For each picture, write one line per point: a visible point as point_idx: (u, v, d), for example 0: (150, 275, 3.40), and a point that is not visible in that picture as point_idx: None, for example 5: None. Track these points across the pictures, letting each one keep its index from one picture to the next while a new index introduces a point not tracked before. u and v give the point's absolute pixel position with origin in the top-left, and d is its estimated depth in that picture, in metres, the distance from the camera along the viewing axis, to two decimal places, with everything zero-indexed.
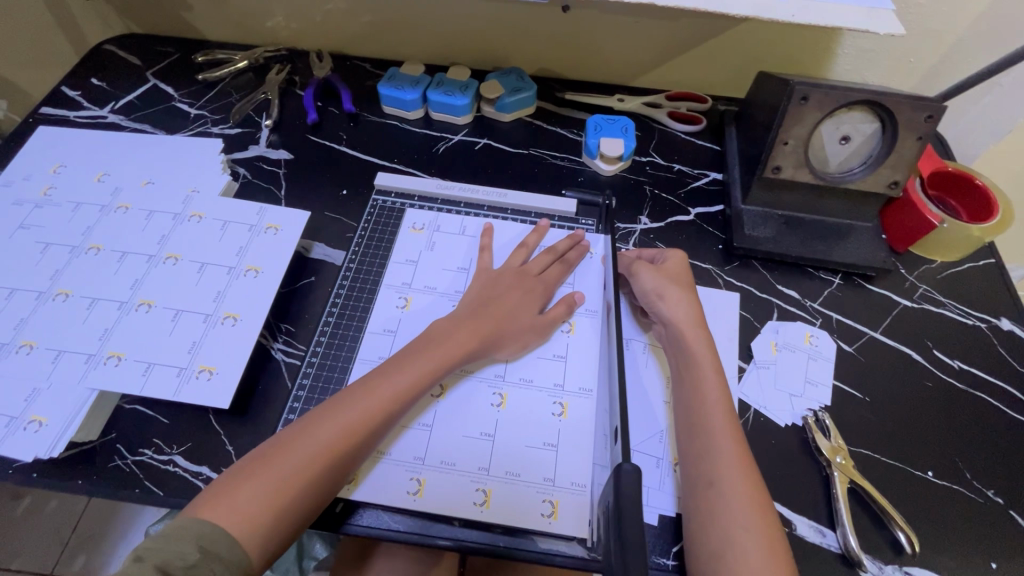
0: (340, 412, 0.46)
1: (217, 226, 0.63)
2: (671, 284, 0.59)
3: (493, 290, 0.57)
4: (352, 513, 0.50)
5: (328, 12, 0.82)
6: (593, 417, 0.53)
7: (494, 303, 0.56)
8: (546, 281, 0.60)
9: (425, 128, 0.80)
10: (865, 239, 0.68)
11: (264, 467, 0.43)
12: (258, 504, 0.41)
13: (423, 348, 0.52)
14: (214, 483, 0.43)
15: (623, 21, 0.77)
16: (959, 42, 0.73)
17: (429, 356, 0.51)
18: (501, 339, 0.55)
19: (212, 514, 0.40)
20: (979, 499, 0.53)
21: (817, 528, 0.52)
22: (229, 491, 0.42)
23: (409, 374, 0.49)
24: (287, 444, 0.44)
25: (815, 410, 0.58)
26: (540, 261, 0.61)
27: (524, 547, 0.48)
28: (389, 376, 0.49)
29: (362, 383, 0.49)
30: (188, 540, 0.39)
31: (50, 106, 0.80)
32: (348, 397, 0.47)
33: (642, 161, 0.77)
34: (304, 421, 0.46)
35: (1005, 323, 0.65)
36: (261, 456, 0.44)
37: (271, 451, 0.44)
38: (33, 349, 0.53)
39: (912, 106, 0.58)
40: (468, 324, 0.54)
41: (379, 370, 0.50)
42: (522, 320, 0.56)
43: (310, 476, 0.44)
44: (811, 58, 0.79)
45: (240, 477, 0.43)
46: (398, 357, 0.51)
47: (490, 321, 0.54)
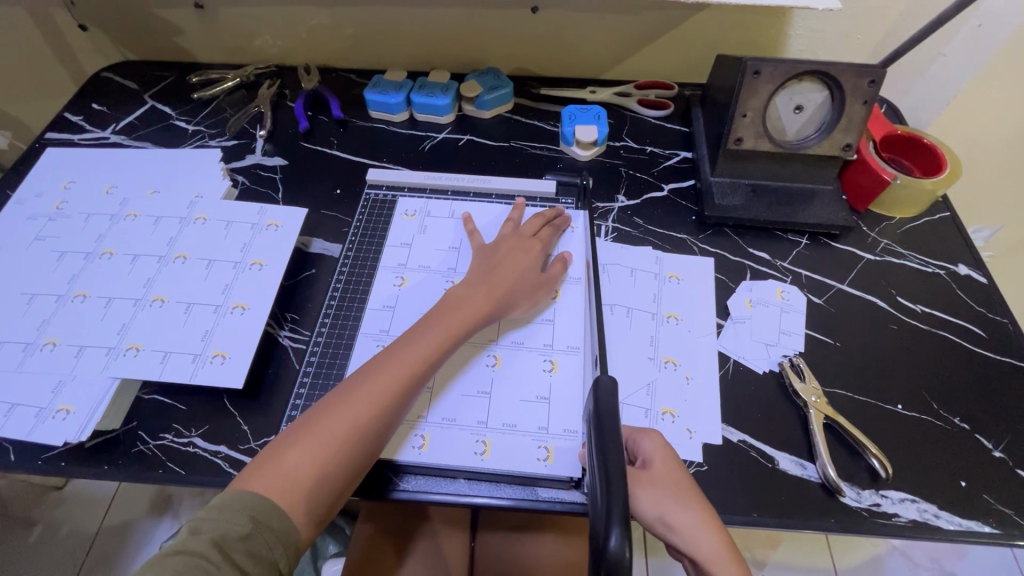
0: (371, 382, 0.50)
1: (221, 227, 0.67)
2: (680, 506, 0.47)
3: (492, 259, 0.62)
4: (377, 480, 0.53)
5: (312, 28, 0.88)
6: (581, 371, 0.57)
7: (497, 269, 0.60)
8: (541, 242, 0.64)
9: (411, 129, 0.85)
10: (827, 201, 0.73)
11: (303, 440, 0.47)
12: (301, 471, 0.45)
13: (441, 318, 0.55)
14: (260, 456, 0.47)
15: (590, 18, 0.83)
16: (899, 16, 0.80)
17: (447, 323, 0.55)
18: (515, 299, 0.59)
19: (260, 483, 0.45)
20: (947, 426, 0.57)
21: (798, 461, 0.55)
22: (273, 462, 0.46)
23: (429, 343, 0.53)
24: (321, 418, 0.48)
25: (790, 356, 0.62)
26: (532, 229, 0.66)
27: (527, 498, 0.52)
28: (412, 346, 0.53)
29: (387, 356, 0.52)
30: (239, 513, 0.43)
31: (55, 131, 0.85)
32: (376, 369, 0.51)
33: (616, 145, 0.83)
34: (334, 395, 0.50)
35: (962, 269, 0.70)
36: (300, 429, 0.48)
37: (309, 424, 0.48)
38: (56, 346, 0.57)
39: (855, 73, 0.64)
40: (475, 290, 0.58)
41: (404, 341, 0.54)
42: (528, 282, 0.60)
43: (349, 445, 0.47)
44: (766, 41, 0.85)
45: (282, 448, 0.47)
46: (420, 327, 0.55)
47: (501, 284, 0.59)
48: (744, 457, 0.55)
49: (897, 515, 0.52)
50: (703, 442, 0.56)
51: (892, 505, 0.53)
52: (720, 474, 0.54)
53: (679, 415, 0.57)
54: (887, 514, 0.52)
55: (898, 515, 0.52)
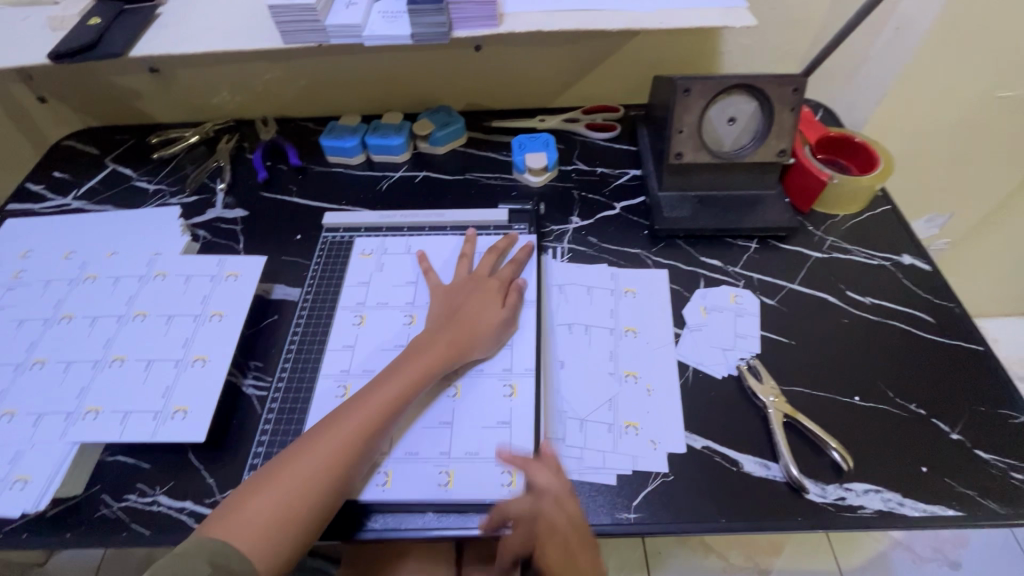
0: (334, 428, 0.51)
1: (181, 281, 0.68)
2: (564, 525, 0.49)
3: (457, 301, 0.63)
4: (346, 526, 0.52)
5: (266, 81, 0.90)
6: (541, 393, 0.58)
7: (458, 312, 0.62)
8: (497, 278, 0.65)
9: (368, 170, 0.87)
10: (771, 205, 0.75)
11: (265, 487, 0.47)
12: (263, 518, 0.45)
13: (407, 361, 0.57)
14: (223, 505, 0.47)
15: (531, 51, 0.87)
16: (821, 27, 0.84)
17: (413, 365, 0.56)
18: (477, 341, 0.59)
19: (221, 530, 0.45)
20: (904, 413, 0.58)
21: (761, 462, 0.56)
22: (235, 511, 0.46)
23: (394, 385, 0.54)
24: (284, 466, 0.48)
25: (746, 359, 0.63)
26: (486, 263, 0.67)
27: (497, 526, 0.52)
28: (379, 389, 0.54)
29: (352, 401, 0.53)
30: (198, 558, 0.42)
31: (16, 201, 0.86)
32: (341, 415, 0.52)
33: (568, 169, 0.85)
34: (300, 441, 0.51)
35: (906, 259, 0.72)
36: (266, 476, 0.48)
37: (275, 470, 0.48)
38: (14, 416, 0.57)
39: (779, 84, 0.67)
40: (439, 335, 0.59)
41: (370, 386, 0.55)
42: (488, 318, 0.61)
43: (312, 489, 0.47)
44: (701, 59, 0.89)
45: (245, 496, 0.47)
46: (387, 372, 0.56)
47: (462, 329, 0.60)
48: (709, 463, 0.56)
49: (862, 507, 0.53)
50: (667, 452, 0.56)
51: (857, 497, 0.53)
52: (686, 482, 0.55)
53: (642, 428, 0.58)
54: (852, 507, 0.53)
55: (864, 507, 0.53)
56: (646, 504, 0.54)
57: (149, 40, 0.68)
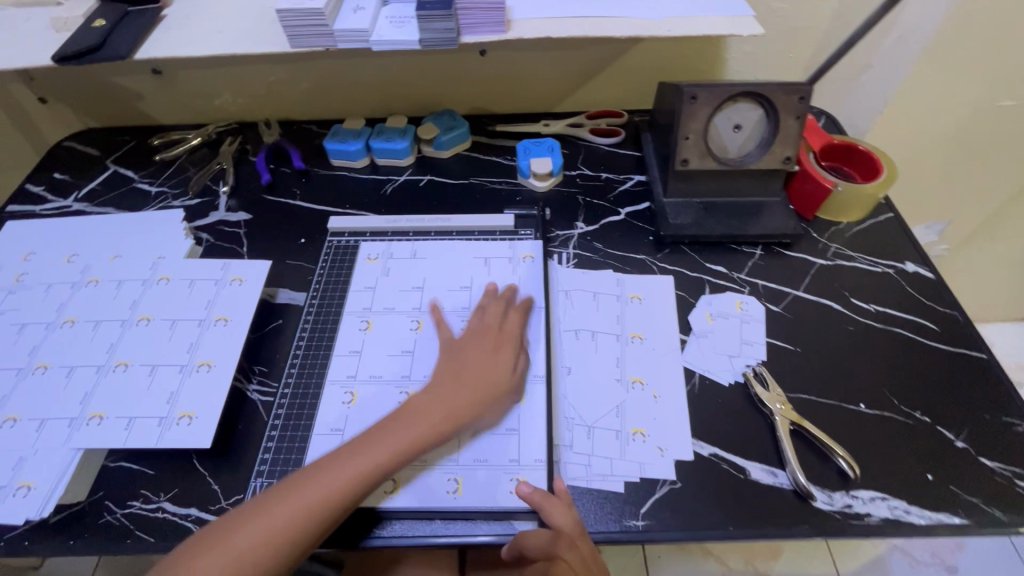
0: (317, 481, 0.48)
1: (185, 285, 0.67)
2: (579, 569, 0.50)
3: (464, 354, 0.58)
4: (350, 531, 0.52)
5: (270, 84, 0.90)
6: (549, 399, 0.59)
7: (463, 367, 0.57)
8: (505, 330, 0.60)
9: (372, 174, 0.87)
10: (776, 211, 0.76)
11: (237, 530, 0.46)
12: (227, 564, 0.44)
13: (402, 419, 0.53)
14: (195, 538, 0.46)
15: (536, 56, 0.87)
16: (824, 35, 0.85)
17: (407, 426, 0.52)
18: (480, 405, 0.55)
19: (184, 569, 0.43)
20: (909, 421, 0.59)
21: (768, 470, 0.56)
22: (204, 548, 0.45)
23: (381, 447, 0.51)
24: (259, 510, 0.47)
25: (753, 365, 0.63)
26: (495, 310, 0.62)
27: (504, 533, 0.52)
28: (372, 444, 0.51)
29: (334, 457, 0.50)
30: None
31: (16, 203, 0.85)
32: (328, 466, 0.49)
33: (572, 174, 0.85)
34: (270, 492, 0.48)
35: (909, 266, 0.73)
36: (241, 516, 0.47)
37: (238, 521, 0.46)
38: (17, 421, 0.56)
39: (785, 92, 0.68)
40: (444, 394, 0.55)
41: (365, 437, 0.52)
42: (494, 380, 0.56)
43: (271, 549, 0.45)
44: (705, 66, 0.89)
45: (217, 535, 0.46)
46: (386, 424, 0.53)
47: (466, 391, 0.55)
48: (716, 469, 0.56)
49: (869, 514, 0.53)
50: (675, 460, 0.56)
51: (864, 505, 0.53)
52: (693, 489, 0.55)
53: (649, 435, 0.58)
54: (860, 514, 0.53)
55: (870, 514, 0.53)
56: (654, 511, 0.54)
57: (154, 42, 0.68)
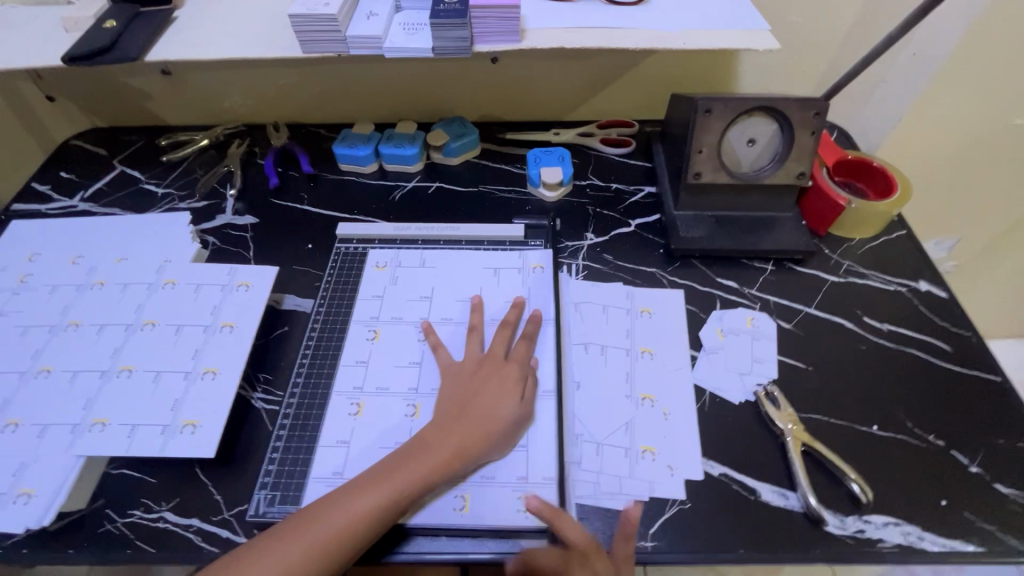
0: (324, 520, 0.48)
1: (191, 290, 0.67)
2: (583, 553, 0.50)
3: (470, 386, 0.57)
4: None
5: (279, 87, 0.90)
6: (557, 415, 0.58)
7: (469, 405, 0.55)
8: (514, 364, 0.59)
9: (380, 180, 0.86)
10: (788, 227, 0.75)
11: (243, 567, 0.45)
12: None
13: (394, 468, 0.51)
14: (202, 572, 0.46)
15: (548, 65, 0.86)
16: (838, 49, 0.84)
17: (398, 475, 0.50)
18: (486, 446, 0.53)
19: None
20: (923, 444, 0.58)
21: (780, 492, 0.55)
22: None
23: (370, 500, 0.49)
24: (266, 548, 0.46)
25: (764, 384, 0.62)
26: (503, 342, 0.61)
27: (511, 551, 0.51)
28: (381, 482, 0.50)
29: (326, 506, 0.49)
30: None
31: (22, 202, 0.85)
32: (336, 504, 0.49)
33: (582, 184, 0.85)
34: (277, 529, 0.48)
35: (922, 285, 0.72)
36: (247, 552, 0.46)
37: (232, 567, 0.45)
38: (18, 426, 0.56)
39: (800, 107, 0.67)
40: (449, 430, 0.53)
41: (375, 473, 0.51)
42: (499, 418, 0.55)
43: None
44: (718, 78, 0.89)
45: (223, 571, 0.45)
46: (396, 460, 0.52)
47: (472, 430, 0.53)
48: (726, 490, 0.55)
49: (882, 540, 0.52)
50: (684, 479, 0.56)
51: (876, 530, 0.53)
52: (703, 510, 0.54)
53: (659, 453, 0.57)
54: (872, 540, 0.52)
55: (883, 540, 0.52)
56: (664, 532, 0.53)
57: (165, 44, 0.67)
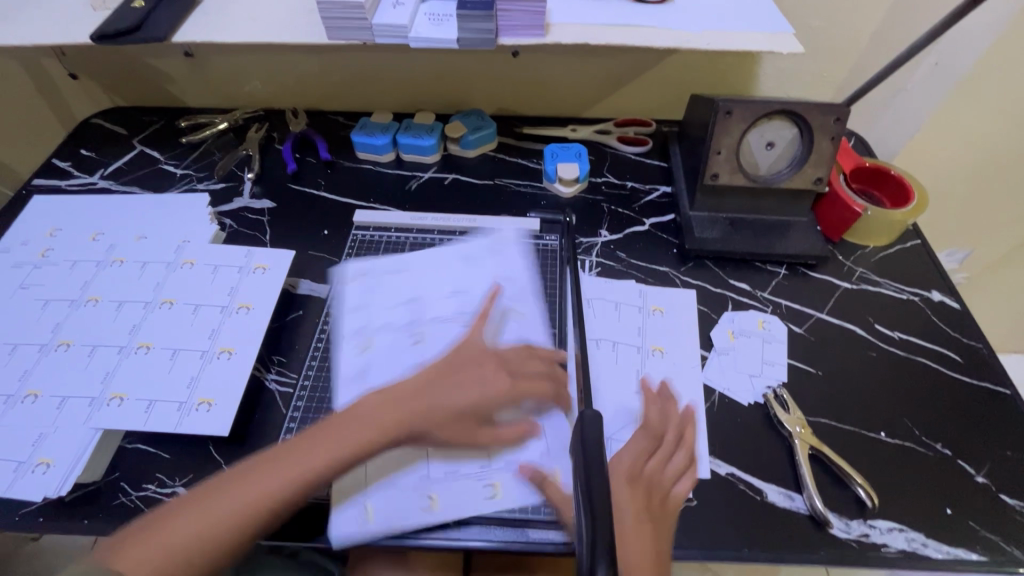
0: (283, 461, 0.49)
1: (209, 271, 0.67)
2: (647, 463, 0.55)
3: (453, 363, 0.57)
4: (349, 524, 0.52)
5: (300, 73, 0.90)
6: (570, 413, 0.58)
7: (446, 376, 0.55)
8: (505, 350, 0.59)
9: (397, 169, 0.87)
10: (802, 232, 0.75)
11: (192, 508, 0.46)
12: (177, 539, 0.44)
13: (354, 422, 0.51)
14: (153, 515, 0.46)
15: (568, 61, 0.86)
16: (859, 57, 0.84)
17: (359, 429, 0.51)
18: (458, 416, 0.54)
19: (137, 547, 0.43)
20: (929, 452, 0.58)
21: (785, 493, 0.56)
22: (161, 526, 0.45)
23: (334, 443, 0.50)
24: (219, 489, 0.47)
25: (773, 387, 0.63)
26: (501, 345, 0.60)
27: (517, 540, 0.52)
28: (341, 432, 0.50)
29: (283, 450, 0.50)
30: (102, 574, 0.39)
31: (42, 177, 0.86)
32: (293, 449, 0.50)
33: (598, 181, 0.85)
34: (230, 472, 0.49)
35: (935, 295, 0.72)
36: (199, 494, 0.47)
37: (184, 505, 0.46)
38: (38, 397, 0.57)
39: (821, 112, 0.67)
40: (418, 395, 0.54)
41: (334, 423, 0.51)
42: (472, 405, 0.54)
43: (165, 570, 0.43)
44: (738, 80, 0.88)
45: (175, 512, 0.46)
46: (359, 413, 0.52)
47: (445, 400, 0.54)
48: (733, 489, 0.56)
49: (886, 545, 0.52)
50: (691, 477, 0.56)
51: (880, 535, 0.53)
52: (710, 507, 0.55)
53: None
54: (876, 545, 0.52)
55: (887, 545, 0.52)
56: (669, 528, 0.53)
57: (192, 26, 0.68)
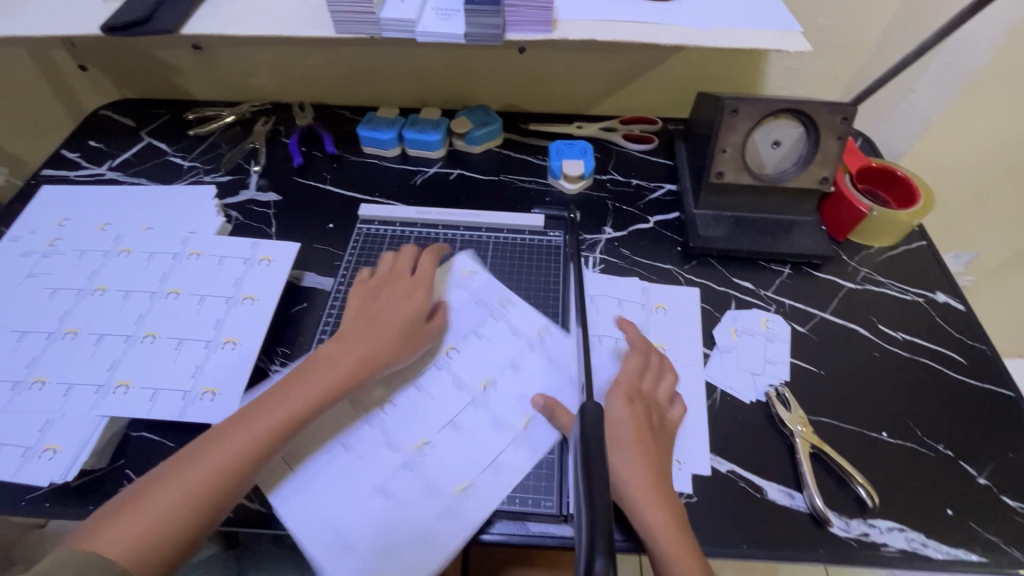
0: (252, 422, 0.50)
1: (214, 262, 0.68)
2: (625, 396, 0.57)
3: (371, 298, 0.61)
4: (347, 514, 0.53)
5: (307, 66, 0.90)
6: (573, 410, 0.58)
7: (375, 315, 0.59)
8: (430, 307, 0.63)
9: (403, 164, 0.87)
10: (807, 231, 0.75)
11: (166, 483, 0.46)
12: (156, 516, 0.44)
13: (308, 376, 0.53)
14: (122, 496, 0.45)
15: (575, 57, 0.86)
16: (868, 57, 0.84)
17: (314, 381, 0.53)
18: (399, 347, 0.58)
19: (109, 530, 0.43)
20: (931, 453, 0.58)
21: (786, 491, 0.56)
22: (134, 506, 0.44)
23: (299, 397, 0.52)
24: (191, 461, 0.47)
25: (775, 385, 0.63)
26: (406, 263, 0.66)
27: (518, 533, 0.53)
28: (299, 389, 0.52)
29: (250, 413, 0.51)
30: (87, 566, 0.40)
31: (51, 167, 0.86)
32: (259, 410, 0.51)
33: (603, 178, 0.85)
34: (198, 443, 0.49)
35: (940, 297, 0.72)
36: (171, 469, 0.47)
37: (160, 481, 0.46)
38: (45, 384, 0.57)
39: (828, 110, 0.67)
40: (356, 337, 0.57)
41: (290, 380, 0.53)
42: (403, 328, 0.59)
43: (152, 542, 0.43)
44: (745, 79, 0.88)
45: (147, 490, 0.45)
46: (309, 367, 0.54)
47: (384, 338, 0.57)
48: (734, 487, 0.56)
49: (886, 544, 0.52)
50: (692, 474, 0.56)
51: (880, 534, 0.53)
52: (710, 505, 0.55)
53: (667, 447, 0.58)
54: (876, 544, 0.52)
55: (887, 545, 0.52)
56: None
57: (201, 18, 0.68)
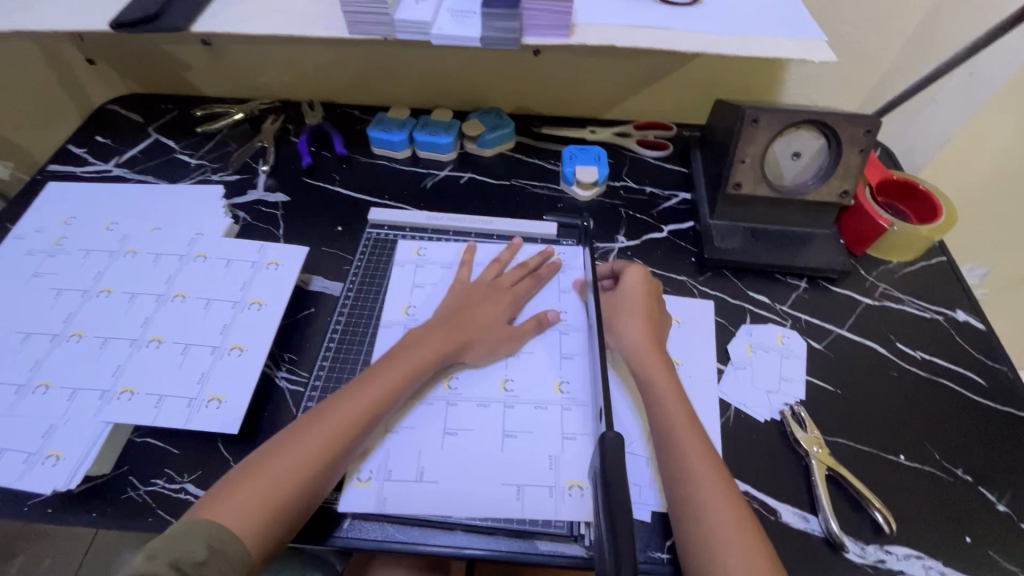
0: (339, 408, 0.51)
1: (222, 265, 0.67)
2: (630, 313, 0.62)
3: (467, 300, 0.63)
4: (334, 525, 0.52)
5: (318, 64, 0.89)
6: (588, 431, 0.56)
7: (465, 314, 0.61)
8: (515, 294, 0.65)
9: (413, 166, 0.86)
10: (825, 244, 0.73)
11: (259, 471, 0.46)
12: (257, 501, 0.44)
13: (393, 362, 0.55)
14: (214, 489, 0.45)
15: (590, 61, 0.85)
16: (890, 67, 0.82)
17: (396, 370, 0.55)
18: (475, 343, 0.60)
19: (213, 514, 0.43)
20: (950, 477, 0.57)
21: (800, 514, 0.54)
22: (229, 494, 0.45)
23: (384, 382, 0.53)
24: (279, 452, 0.47)
25: (791, 404, 0.61)
26: (510, 277, 0.66)
27: (524, 551, 0.51)
28: (381, 375, 0.54)
29: (337, 399, 0.52)
30: (196, 541, 0.41)
31: (58, 163, 0.85)
32: (344, 395, 0.52)
33: (616, 185, 0.84)
34: (291, 429, 0.50)
35: (960, 315, 0.70)
36: (261, 456, 0.48)
37: (253, 467, 0.47)
38: (50, 388, 0.56)
39: (851, 124, 0.65)
40: (443, 330, 0.59)
41: (371, 370, 0.55)
42: (487, 331, 0.61)
43: (261, 519, 0.44)
44: (764, 86, 0.86)
45: (241, 479, 0.46)
46: (389, 356, 0.56)
47: (466, 330, 0.60)
48: None
49: (903, 572, 0.51)
50: None
51: (897, 561, 0.52)
52: None
53: None
54: (892, 571, 0.51)
55: (904, 572, 0.51)
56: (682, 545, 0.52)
57: (210, 17, 0.67)
